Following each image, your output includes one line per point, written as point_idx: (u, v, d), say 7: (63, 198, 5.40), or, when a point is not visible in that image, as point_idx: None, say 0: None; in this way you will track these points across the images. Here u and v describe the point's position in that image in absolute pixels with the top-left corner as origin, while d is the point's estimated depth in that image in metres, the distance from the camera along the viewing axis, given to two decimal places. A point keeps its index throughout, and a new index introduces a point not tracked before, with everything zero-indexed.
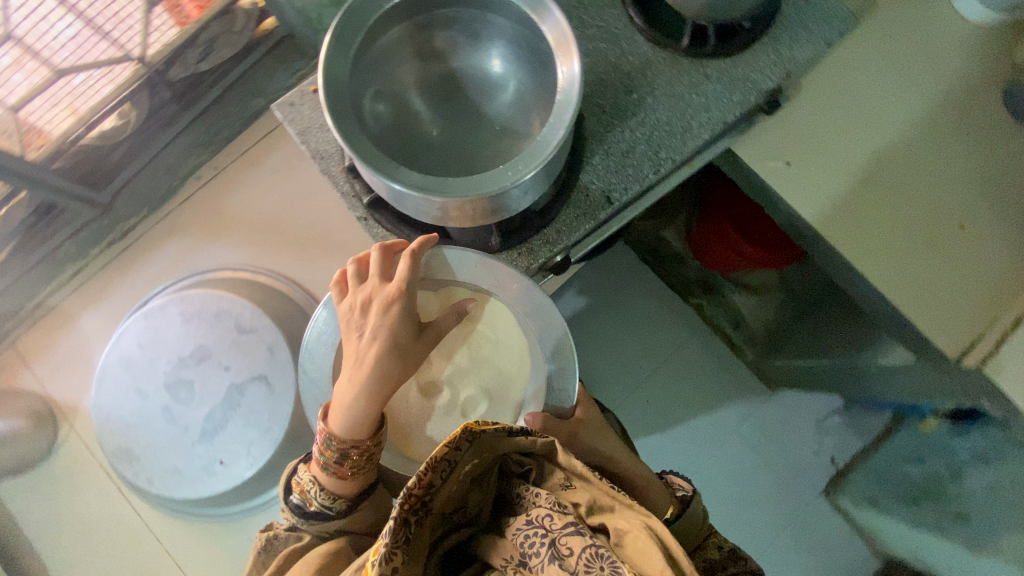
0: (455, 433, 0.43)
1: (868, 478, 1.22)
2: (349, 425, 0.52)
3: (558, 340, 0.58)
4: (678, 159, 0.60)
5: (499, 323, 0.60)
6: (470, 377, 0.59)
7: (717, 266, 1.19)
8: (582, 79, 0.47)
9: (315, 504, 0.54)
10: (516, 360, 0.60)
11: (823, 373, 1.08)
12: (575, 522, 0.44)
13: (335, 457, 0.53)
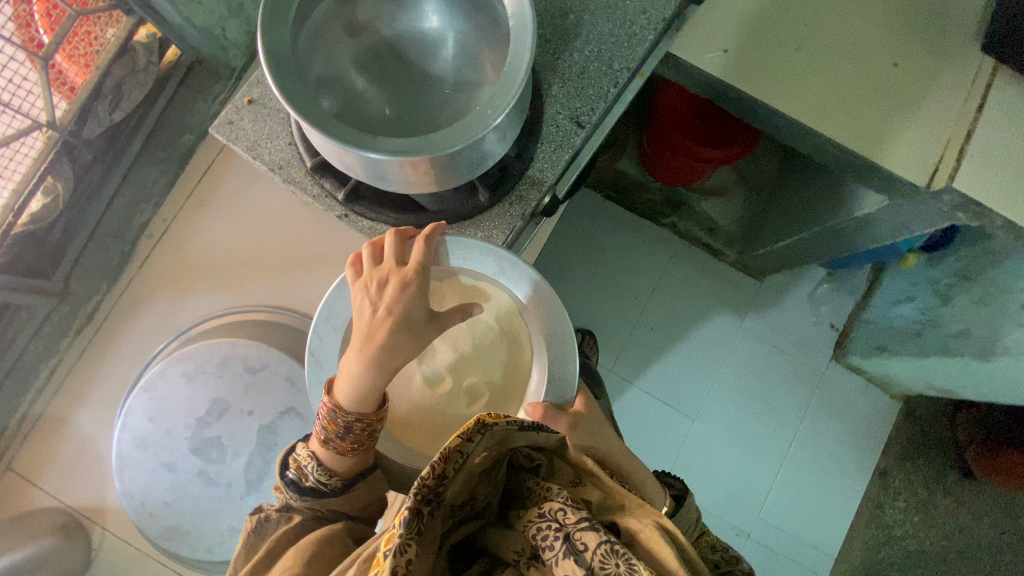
0: (470, 424, 0.43)
1: (870, 331, 1.28)
2: (361, 400, 0.53)
3: (560, 345, 0.58)
4: (632, 67, 0.60)
5: (504, 311, 0.59)
6: (474, 369, 0.59)
7: (681, 180, 1.21)
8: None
9: (311, 479, 0.54)
10: (517, 355, 0.60)
11: (805, 246, 1.12)
12: (588, 517, 0.44)
13: (336, 430, 0.53)
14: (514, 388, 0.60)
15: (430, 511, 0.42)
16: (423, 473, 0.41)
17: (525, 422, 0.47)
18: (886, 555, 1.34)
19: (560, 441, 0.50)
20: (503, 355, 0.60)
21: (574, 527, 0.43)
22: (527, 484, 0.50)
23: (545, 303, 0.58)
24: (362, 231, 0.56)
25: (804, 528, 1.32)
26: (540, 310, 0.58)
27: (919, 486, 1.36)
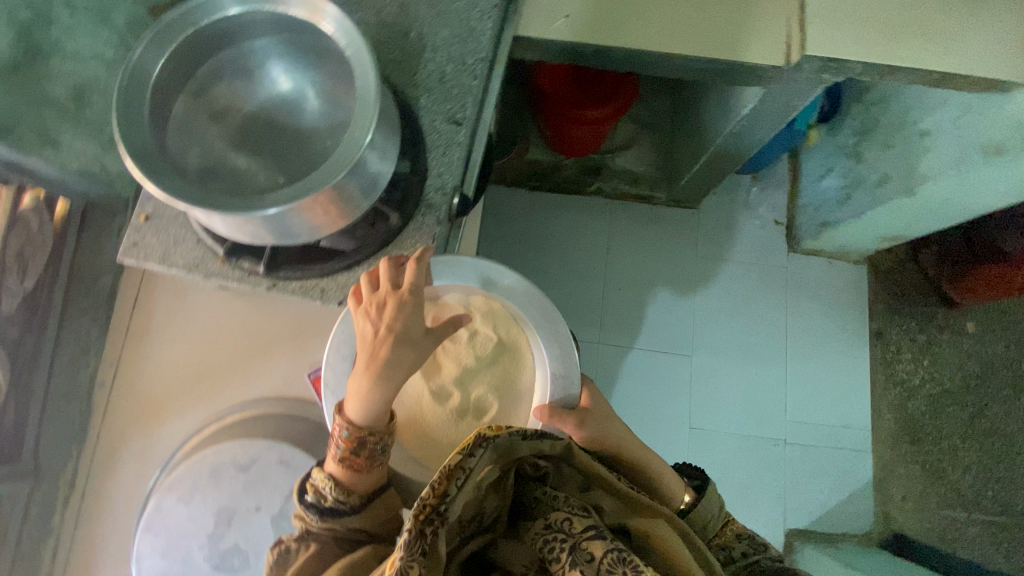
0: (470, 438, 0.48)
1: (811, 211, 1.34)
2: (371, 415, 0.55)
3: (557, 345, 0.63)
4: (483, 56, 0.64)
5: (500, 324, 0.65)
6: (481, 378, 0.65)
7: (589, 147, 1.27)
8: (353, 26, 0.49)
9: (330, 500, 0.55)
10: (518, 358, 0.66)
11: (718, 161, 1.19)
12: (594, 526, 0.49)
13: (352, 447, 0.55)
14: (517, 394, 0.65)
15: (434, 529, 0.45)
16: (423, 492, 0.45)
17: (527, 432, 0.52)
18: (915, 408, 1.37)
19: (565, 445, 0.56)
20: (504, 364, 0.66)
21: (583, 536, 0.48)
22: (533, 493, 0.55)
23: (540, 316, 0.63)
24: (294, 292, 0.58)
25: (832, 413, 1.35)
26: (538, 322, 0.63)
27: (915, 332, 1.41)
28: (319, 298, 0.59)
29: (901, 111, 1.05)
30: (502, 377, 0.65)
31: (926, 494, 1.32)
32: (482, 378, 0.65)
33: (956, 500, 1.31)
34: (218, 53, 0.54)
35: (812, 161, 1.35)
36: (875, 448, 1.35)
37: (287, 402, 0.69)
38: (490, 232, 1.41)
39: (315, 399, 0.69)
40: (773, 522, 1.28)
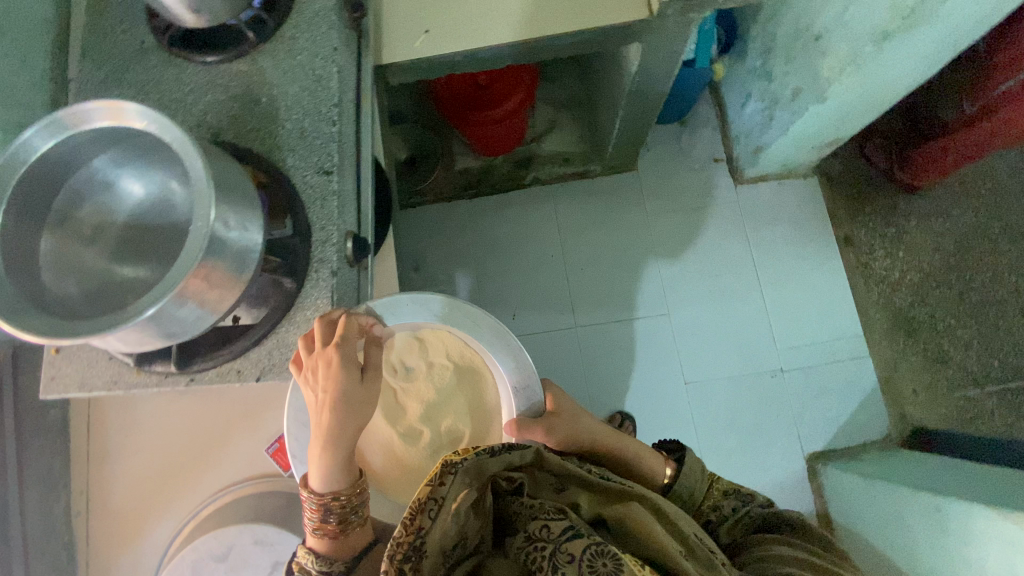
0: (436, 468, 0.53)
1: (743, 140, 1.33)
2: (332, 480, 0.57)
3: (511, 360, 0.65)
4: (337, 100, 0.64)
5: (453, 353, 0.69)
6: (446, 409, 0.69)
7: (513, 141, 1.30)
8: (157, 112, 0.48)
9: (314, 572, 0.55)
10: (475, 379, 0.70)
11: (634, 122, 1.18)
12: (570, 526, 0.51)
13: (320, 514, 0.56)
14: (484, 414, 0.70)
15: (411, 564, 0.48)
16: (395, 533, 0.49)
17: (494, 449, 0.56)
18: (902, 300, 1.35)
19: (535, 453, 0.59)
20: (465, 391, 0.70)
21: (561, 537, 0.50)
22: (512, 506, 0.58)
23: (491, 337, 0.66)
24: (211, 381, 0.57)
25: (820, 329, 1.34)
26: (488, 342, 0.65)
27: (882, 228, 1.39)
28: (238, 379, 0.58)
29: (792, 22, 1.04)
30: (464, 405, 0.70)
31: (935, 382, 1.31)
32: (445, 409, 0.69)
33: (967, 379, 1.30)
34: (72, 179, 0.55)
35: (731, 91, 1.34)
36: (872, 351, 1.33)
37: (254, 482, 0.70)
38: (441, 247, 1.40)
39: (280, 472, 0.70)
40: (791, 452, 1.27)
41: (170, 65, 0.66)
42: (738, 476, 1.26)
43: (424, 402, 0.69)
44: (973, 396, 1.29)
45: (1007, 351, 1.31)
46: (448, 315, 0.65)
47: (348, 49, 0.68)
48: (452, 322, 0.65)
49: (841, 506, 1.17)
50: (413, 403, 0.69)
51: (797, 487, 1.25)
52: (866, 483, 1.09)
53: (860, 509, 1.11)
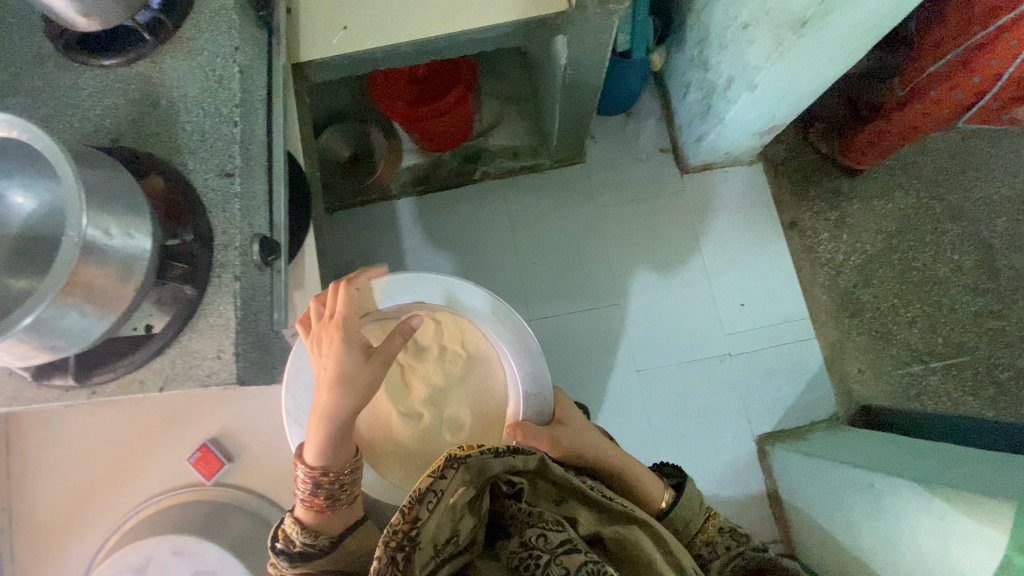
0: (441, 460, 0.56)
1: (686, 129, 1.34)
2: (325, 455, 0.62)
3: (528, 356, 0.77)
4: (238, 101, 0.63)
5: (468, 342, 0.78)
6: (449, 395, 0.77)
7: (459, 138, 1.28)
8: (25, 121, 0.47)
9: (299, 545, 0.61)
10: (482, 371, 0.78)
11: (574, 114, 1.17)
12: (568, 541, 0.56)
13: (310, 491, 0.62)
14: (483, 400, 0.78)
15: (405, 554, 0.52)
16: (394, 519, 0.52)
17: (499, 450, 0.60)
18: (847, 282, 1.39)
19: (538, 460, 0.63)
20: (472, 380, 0.78)
21: (558, 550, 0.55)
22: (510, 510, 0.62)
23: (510, 333, 0.76)
24: (114, 392, 0.56)
25: (767, 312, 1.36)
26: (506, 335, 0.77)
27: (826, 211, 1.42)
28: (141, 390, 0.57)
29: (721, 10, 1.04)
30: (469, 391, 0.78)
31: (880, 360, 1.34)
32: (450, 394, 0.77)
33: (910, 357, 1.34)
34: None
35: (674, 81, 1.34)
36: (819, 333, 1.36)
37: (179, 491, 0.69)
38: (391, 246, 1.39)
39: (205, 480, 0.69)
40: (742, 434, 1.30)
41: (66, 70, 0.64)
42: (691, 460, 1.28)
43: (431, 380, 0.77)
44: (916, 372, 1.33)
45: (948, 328, 1.35)
46: (472, 303, 0.76)
47: (252, 49, 0.67)
48: (474, 309, 0.76)
49: (787, 483, 1.20)
50: (419, 380, 0.77)
51: (748, 468, 1.28)
52: (808, 463, 1.12)
53: (803, 487, 1.14)
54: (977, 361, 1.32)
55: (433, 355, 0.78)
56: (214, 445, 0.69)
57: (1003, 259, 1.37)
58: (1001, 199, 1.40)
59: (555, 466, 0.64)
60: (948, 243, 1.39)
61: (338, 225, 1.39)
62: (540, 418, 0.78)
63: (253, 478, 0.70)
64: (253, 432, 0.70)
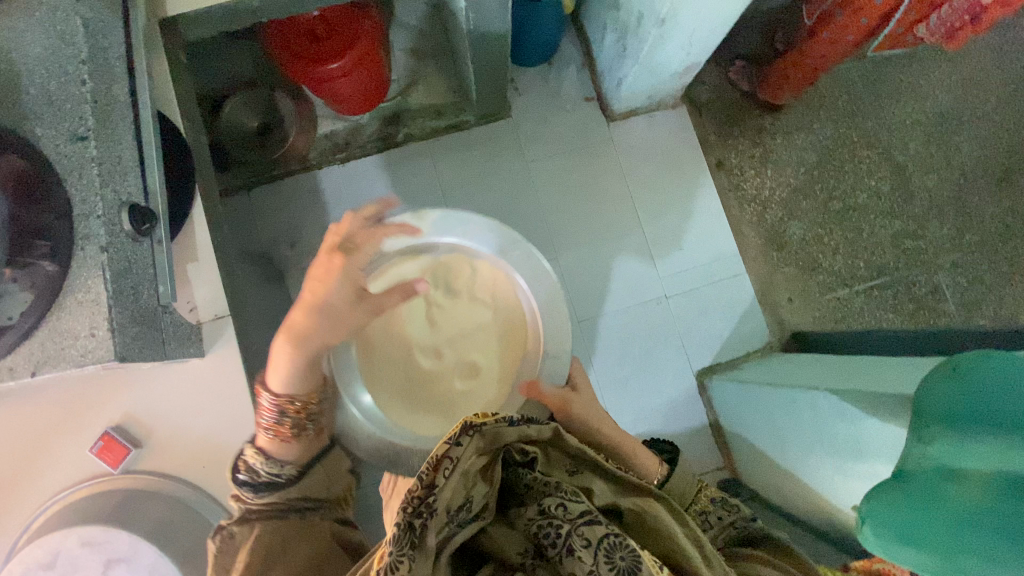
0: (458, 426, 0.54)
1: (607, 74, 1.33)
2: (293, 385, 0.68)
3: (555, 314, 0.78)
4: (85, 58, 0.57)
5: (499, 294, 0.81)
6: (471, 341, 0.81)
7: (376, 96, 1.22)
8: None
9: (264, 473, 0.65)
10: (508, 318, 0.81)
11: (488, 64, 1.13)
12: (589, 513, 0.56)
13: (275, 418, 0.66)
14: (505, 348, 0.81)
15: (422, 520, 0.50)
16: (412, 486, 0.51)
17: (513, 419, 0.59)
18: (774, 217, 1.43)
19: (552, 431, 0.63)
20: (495, 334, 0.81)
21: (578, 521, 0.55)
22: (523, 478, 0.61)
23: (543, 298, 0.78)
24: None
25: (699, 252, 1.39)
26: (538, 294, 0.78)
27: (750, 149, 1.44)
28: (12, 378, 0.53)
29: None
30: (489, 343, 0.81)
31: (808, 288, 1.40)
32: (473, 341, 0.81)
33: (837, 282, 1.40)
34: None
35: (592, 24, 1.32)
36: (750, 268, 1.40)
37: (82, 485, 0.65)
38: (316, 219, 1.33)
39: (110, 470, 0.65)
40: (681, 372, 1.35)
41: None
42: (635, 401, 1.32)
43: (455, 325, 0.81)
44: (842, 296, 1.39)
45: (869, 252, 1.41)
46: (513, 261, 0.78)
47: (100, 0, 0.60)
48: (515, 266, 0.78)
49: (725, 412, 1.26)
50: (444, 322, 0.81)
51: (689, 403, 1.33)
52: (740, 389, 1.16)
53: (738, 414, 1.19)
54: (898, 280, 1.39)
55: (462, 300, 0.82)
56: (118, 433, 0.65)
57: (916, 181, 1.44)
58: (913, 124, 1.46)
59: (567, 437, 0.64)
60: (866, 170, 1.44)
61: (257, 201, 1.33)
62: (555, 381, 0.78)
63: (167, 460, 0.67)
64: (160, 414, 0.66)
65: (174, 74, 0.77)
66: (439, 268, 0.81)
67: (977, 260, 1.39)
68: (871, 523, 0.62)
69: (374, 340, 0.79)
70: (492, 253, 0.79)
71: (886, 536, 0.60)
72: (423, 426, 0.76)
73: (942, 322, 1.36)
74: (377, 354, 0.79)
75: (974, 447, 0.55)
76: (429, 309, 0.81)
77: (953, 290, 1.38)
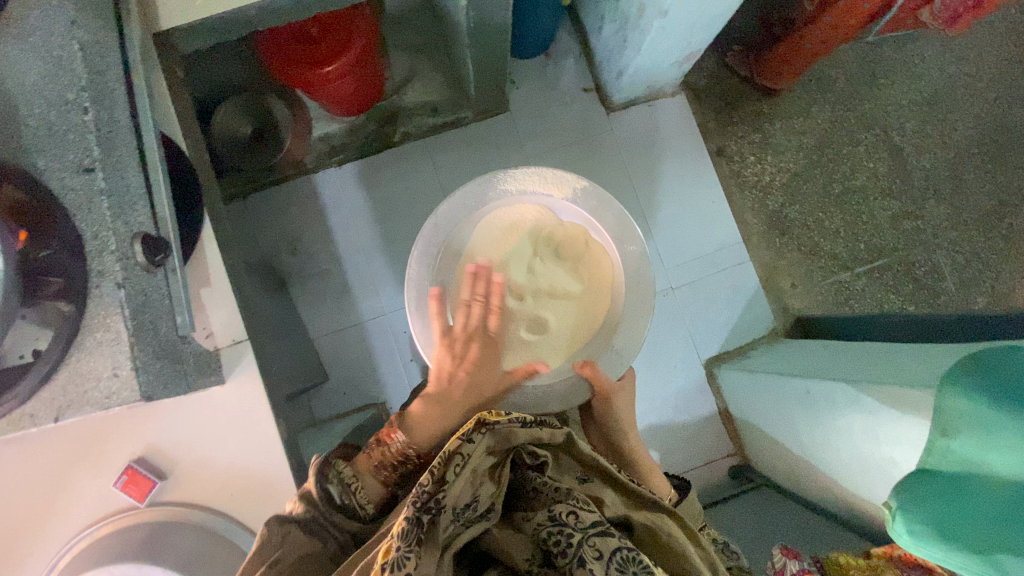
0: (471, 422, 0.53)
1: (606, 65, 1.30)
2: (427, 440, 0.72)
3: (638, 305, 0.86)
4: (85, 86, 0.54)
5: (597, 271, 0.86)
6: (557, 305, 0.84)
7: (371, 96, 1.18)
8: None
9: (350, 499, 0.65)
10: (595, 294, 0.86)
11: (487, 60, 1.10)
12: (602, 523, 0.50)
13: (394, 458, 0.71)
14: (585, 319, 0.86)
15: (430, 517, 0.47)
16: (423, 480, 0.48)
17: (527, 420, 0.57)
18: (775, 203, 1.43)
19: (564, 436, 0.59)
20: (580, 307, 0.86)
21: (592, 531, 0.49)
22: (531, 482, 0.57)
23: (627, 284, 0.87)
24: (3, 432, 0.52)
25: (702, 241, 1.39)
26: (629, 282, 0.87)
27: (750, 135, 1.44)
28: (35, 424, 0.53)
29: None
30: (573, 311, 0.85)
31: (810, 273, 1.41)
32: (560, 305, 0.84)
33: (838, 265, 1.41)
34: None
35: (589, 14, 1.29)
36: (754, 255, 1.41)
37: (107, 521, 0.63)
38: (317, 224, 1.31)
39: (134, 504, 0.64)
40: (690, 362, 1.36)
41: None
42: (644, 393, 1.34)
43: (551, 284, 0.83)
44: (844, 279, 1.40)
45: (870, 234, 1.42)
46: (627, 252, 0.87)
47: (95, 21, 0.57)
48: (623, 257, 0.87)
49: (734, 399, 1.27)
50: (541, 278, 0.83)
51: (698, 392, 1.35)
52: (751, 378, 1.18)
53: (750, 402, 1.20)
54: (898, 261, 1.40)
55: (565, 265, 0.84)
56: (141, 465, 0.64)
57: (914, 161, 1.44)
58: (910, 104, 1.46)
59: (581, 443, 0.59)
60: (865, 152, 1.44)
61: (255, 208, 1.30)
62: (610, 370, 0.86)
63: (192, 491, 0.66)
64: (183, 444, 0.65)
65: (170, 89, 0.74)
66: (560, 229, 0.85)
67: (975, 238, 1.41)
68: (903, 518, 0.62)
69: (481, 257, 0.84)
70: (612, 238, 0.87)
71: (920, 532, 0.61)
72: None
73: (941, 301, 1.37)
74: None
75: (1010, 452, 0.56)
76: (535, 258, 0.83)
77: (951, 268, 1.40)
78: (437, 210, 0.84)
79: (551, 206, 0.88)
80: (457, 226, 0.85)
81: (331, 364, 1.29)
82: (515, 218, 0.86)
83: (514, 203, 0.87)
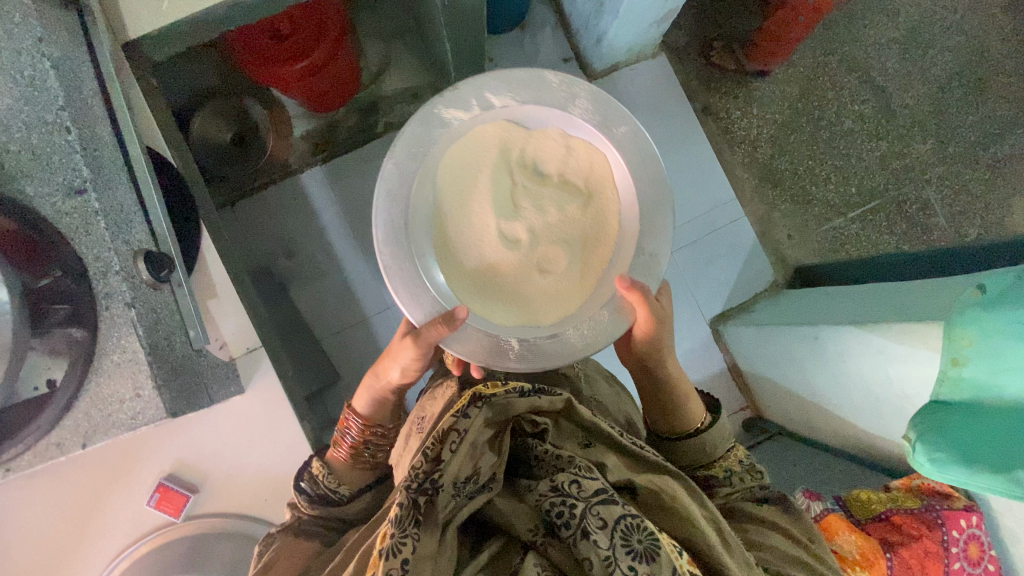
0: (462, 400, 0.53)
1: (584, 35, 1.29)
2: (378, 411, 0.70)
3: (658, 196, 0.64)
4: (63, 107, 0.52)
5: (597, 175, 0.65)
6: (564, 234, 0.64)
7: (349, 87, 1.14)
8: None
9: (324, 488, 0.66)
10: (603, 203, 0.65)
11: (463, 41, 1.08)
12: (605, 490, 0.50)
13: (361, 434, 0.69)
14: (604, 231, 0.65)
15: (428, 497, 0.48)
16: (418, 461, 0.50)
17: (523, 389, 0.57)
18: (765, 155, 1.42)
19: (563, 404, 0.59)
20: (583, 224, 0.65)
21: (593, 500, 0.49)
22: (533, 450, 0.56)
23: (646, 181, 0.64)
24: (33, 463, 0.52)
25: (697, 201, 1.39)
26: (641, 164, 0.64)
27: (733, 91, 1.43)
28: (62, 453, 0.53)
29: None
30: (581, 236, 0.65)
31: (805, 222, 1.41)
32: (569, 229, 0.64)
33: (832, 212, 1.41)
34: None
35: None
36: (748, 211, 1.41)
37: (139, 543, 0.63)
38: (309, 224, 1.30)
39: (167, 522, 0.64)
40: (695, 322, 1.37)
41: None
42: None
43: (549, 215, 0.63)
44: (838, 225, 1.41)
45: (860, 177, 1.42)
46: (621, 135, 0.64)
47: (63, 38, 0.55)
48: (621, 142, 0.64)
49: (742, 354, 1.29)
50: (532, 207, 0.63)
51: (706, 351, 1.36)
52: (755, 331, 1.19)
53: (757, 354, 1.22)
54: (891, 202, 1.41)
55: (555, 183, 0.64)
56: (171, 482, 0.64)
57: (898, 100, 1.44)
58: (891, 42, 1.45)
59: (581, 409, 0.60)
60: (848, 95, 1.44)
61: (245, 215, 1.28)
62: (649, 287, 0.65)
63: (223, 501, 0.66)
64: (211, 454, 0.66)
65: (146, 100, 0.71)
66: (532, 142, 0.64)
67: (961, 171, 1.41)
68: (925, 449, 0.65)
69: (454, 211, 0.64)
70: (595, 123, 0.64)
71: (945, 459, 0.63)
72: (501, 320, 0.63)
73: (935, 237, 1.38)
74: (452, 226, 0.63)
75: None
76: (518, 188, 0.63)
77: (941, 204, 1.40)
78: (381, 170, 0.61)
79: (513, 115, 0.65)
80: (415, 177, 0.63)
81: (341, 362, 1.29)
82: (474, 148, 0.64)
83: (468, 131, 0.65)
